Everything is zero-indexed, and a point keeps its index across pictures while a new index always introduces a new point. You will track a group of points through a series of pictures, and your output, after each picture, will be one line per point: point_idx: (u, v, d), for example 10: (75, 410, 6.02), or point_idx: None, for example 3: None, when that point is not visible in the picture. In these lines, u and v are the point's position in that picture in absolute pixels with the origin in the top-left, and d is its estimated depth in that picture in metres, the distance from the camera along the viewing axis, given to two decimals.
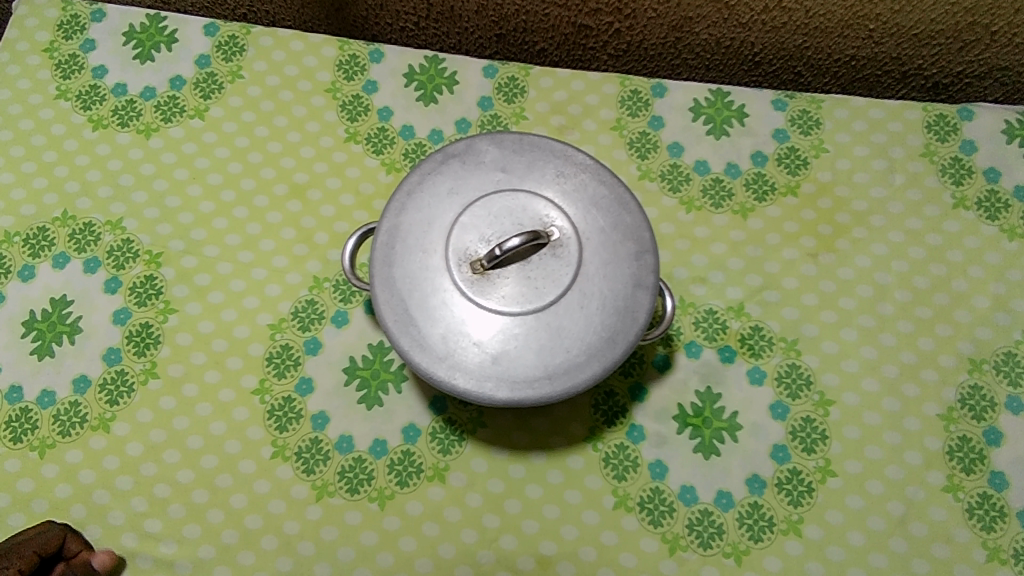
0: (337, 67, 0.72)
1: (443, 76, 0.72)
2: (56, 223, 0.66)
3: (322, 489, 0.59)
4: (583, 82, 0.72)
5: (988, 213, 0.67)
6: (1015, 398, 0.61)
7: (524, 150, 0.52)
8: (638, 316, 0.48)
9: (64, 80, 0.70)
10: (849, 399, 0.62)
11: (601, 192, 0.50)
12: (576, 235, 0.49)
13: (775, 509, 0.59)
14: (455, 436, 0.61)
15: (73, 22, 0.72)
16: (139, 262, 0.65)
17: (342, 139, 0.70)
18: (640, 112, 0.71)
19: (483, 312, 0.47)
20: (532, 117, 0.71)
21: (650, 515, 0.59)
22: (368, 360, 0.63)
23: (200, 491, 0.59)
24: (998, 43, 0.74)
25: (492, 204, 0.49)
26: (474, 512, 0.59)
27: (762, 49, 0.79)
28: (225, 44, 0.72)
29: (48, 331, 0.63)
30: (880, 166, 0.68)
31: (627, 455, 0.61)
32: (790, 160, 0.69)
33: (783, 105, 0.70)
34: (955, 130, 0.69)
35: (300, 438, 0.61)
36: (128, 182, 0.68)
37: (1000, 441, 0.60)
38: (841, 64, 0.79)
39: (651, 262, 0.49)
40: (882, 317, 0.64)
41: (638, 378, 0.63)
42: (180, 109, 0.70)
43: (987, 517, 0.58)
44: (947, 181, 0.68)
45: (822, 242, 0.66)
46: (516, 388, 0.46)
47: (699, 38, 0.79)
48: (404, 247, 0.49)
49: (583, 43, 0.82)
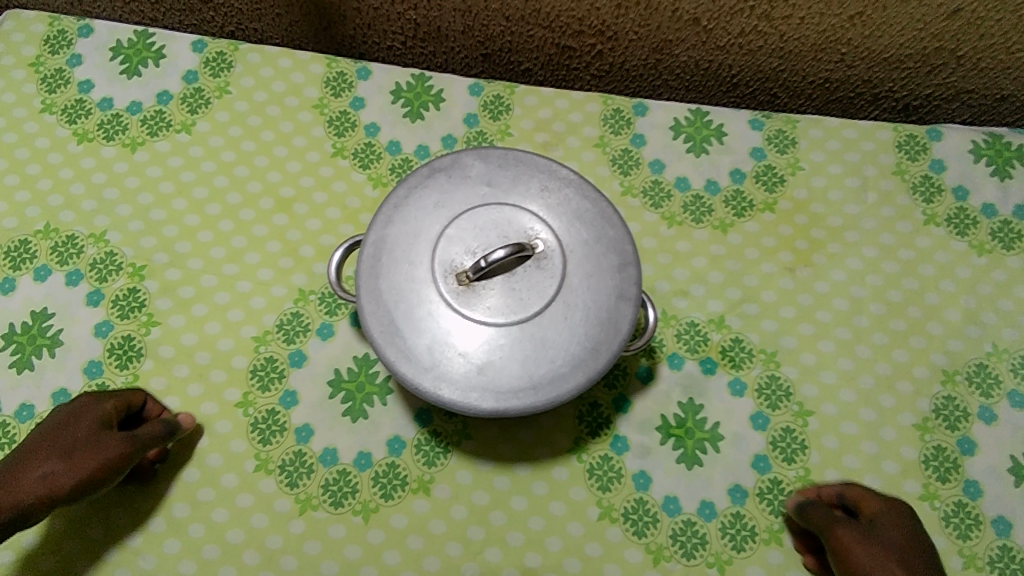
0: (325, 84, 0.73)
1: (429, 93, 0.73)
2: (38, 236, 0.66)
3: (305, 502, 0.59)
4: (567, 101, 0.74)
5: (958, 229, 0.69)
6: (988, 408, 0.63)
7: (509, 165, 0.52)
8: (621, 326, 0.49)
9: (50, 95, 0.71)
10: (828, 409, 0.63)
11: (585, 206, 0.52)
12: (560, 247, 0.50)
13: (757, 519, 0.60)
14: (440, 449, 0.61)
15: (59, 37, 0.73)
16: (122, 275, 0.65)
17: (329, 154, 0.71)
18: (623, 130, 0.72)
19: (469, 323, 0.48)
20: (517, 134, 0.72)
21: (634, 526, 0.59)
22: (353, 373, 0.63)
23: (181, 504, 0.58)
24: (964, 67, 0.77)
25: (478, 217, 0.50)
26: (458, 524, 0.59)
27: (739, 71, 0.81)
28: (213, 60, 0.73)
29: (28, 344, 0.62)
30: (853, 184, 0.71)
31: (611, 466, 0.61)
32: (768, 177, 0.71)
33: (760, 125, 0.72)
34: (925, 149, 0.71)
35: (283, 451, 0.60)
36: (112, 196, 0.68)
37: (973, 450, 0.62)
38: (816, 86, 0.82)
39: (633, 274, 0.50)
40: (858, 329, 0.66)
41: (621, 390, 0.63)
42: (166, 124, 0.71)
43: (963, 525, 0.59)
44: (918, 199, 0.70)
45: (799, 256, 0.68)
46: (500, 399, 0.47)
47: (678, 60, 0.81)
48: (390, 259, 0.50)
49: (566, 63, 0.83)
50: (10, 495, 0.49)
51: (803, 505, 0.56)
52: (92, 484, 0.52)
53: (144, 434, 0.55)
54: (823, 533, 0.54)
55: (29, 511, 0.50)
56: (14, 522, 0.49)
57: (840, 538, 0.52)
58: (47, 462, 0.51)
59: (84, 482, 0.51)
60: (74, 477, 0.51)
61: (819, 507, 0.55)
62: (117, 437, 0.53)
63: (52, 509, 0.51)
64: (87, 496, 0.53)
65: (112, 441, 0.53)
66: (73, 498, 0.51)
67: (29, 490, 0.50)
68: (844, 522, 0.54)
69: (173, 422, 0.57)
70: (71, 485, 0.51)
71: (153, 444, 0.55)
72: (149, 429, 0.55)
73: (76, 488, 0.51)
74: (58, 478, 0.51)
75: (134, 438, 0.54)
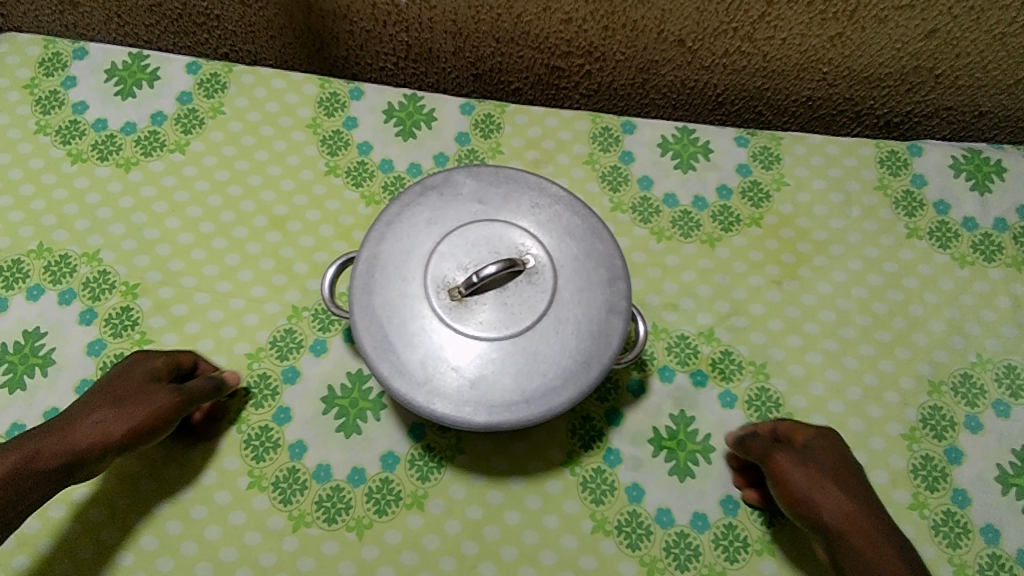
0: (318, 104, 0.74)
1: (421, 112, 0.74)
2: (30, 256, 0.66)
3: (298, 519, 0.59)
4: (556, 119, 0.75)
5: (940, 242, 0.70)
6: (974, 418, 0.64)
7: (500, 183, 0.53)
8: (612, 340, 0.50)
9: (44, 116, 0.71)
10: (817, 420, 0.64)
11: (575, 222, 0.52)
12: (551, 263, 0.51)
13: (749, 529, 0.60)
14: (433, 464, 0.62)
15: (54, 60, 0.73)
16: (115, 294, 0.66)
17: (322, 172, 0.72)
18: (611, 147, 0.74)
19: (462, 338, 0.48)
20: (508, 151, 0.74)
21: (627, 538, 0.59)
22: (347, 389, 0.64)
23: (174, 522, 0.58)
24: (942, 85, 0.79)
25: (469, 234, 0.51)
26: (452, 539, 0.59)
27: (725, 90, 0.83)
28: (207, 81, 0.74)
29: (20, 363, 0.63)
30: (837, 199, 0.72)
31: (604, 479, 0.61)
32: (754, 193, 0.72)
33: (745, 142, 0.74)
34: (906, 165, 0.73)
35: (277, 467, 0.60)
36: (106, 215, 0.69)
37: (961, 459, 0.62)
38: (799, 104, 0.84)
39: (623, 288, 0.51)
40: (844, 341, 0.67)
41: (613, 403, 0.64)
42: (160, 144, 0.71)
43: (952, 533, 0.60)
44: (900, 213, 0.71)
45: (785, 270, 0.69)
46: (493, 412, 0.47)
47: (665, 79, 0.83)
48: (383, 275, 0.50)
49: (556, 83, 0.85)
50: (66, 440, 0.51)
51: (744, 439, 0.58)
52: (143, 433, 0.53)
53: (191, 387, 0.56)
54: (762, 461, 0.55)
55: (85, 458, 0.51)
56: (71, 468, 0.51)
57: (778, 464, 0.54)
58: (100, 410, 0.53)
59: (135, 431, 0.53)
60: (125, 425, 0.53)
61: (759, 437, 0.57)
62: (165, 389, 0.55)
63: (106, 457, 0.52)
64: (138, 447, 0.54)
65: (160, 392, 0.55)
66: (125, 447, 0.53)
67: (85, 435, 0.52)
68: (782, 449, 0.55)
69: (221, 378, 0.59)
70: (123, 432, 0.52)
71: (201, 398, 0.57)
72: (196, 384, 0.57)
73: (128, 436, 0.53)
74: (110, 426, 0.52)
75: (181, 391, 0.56)
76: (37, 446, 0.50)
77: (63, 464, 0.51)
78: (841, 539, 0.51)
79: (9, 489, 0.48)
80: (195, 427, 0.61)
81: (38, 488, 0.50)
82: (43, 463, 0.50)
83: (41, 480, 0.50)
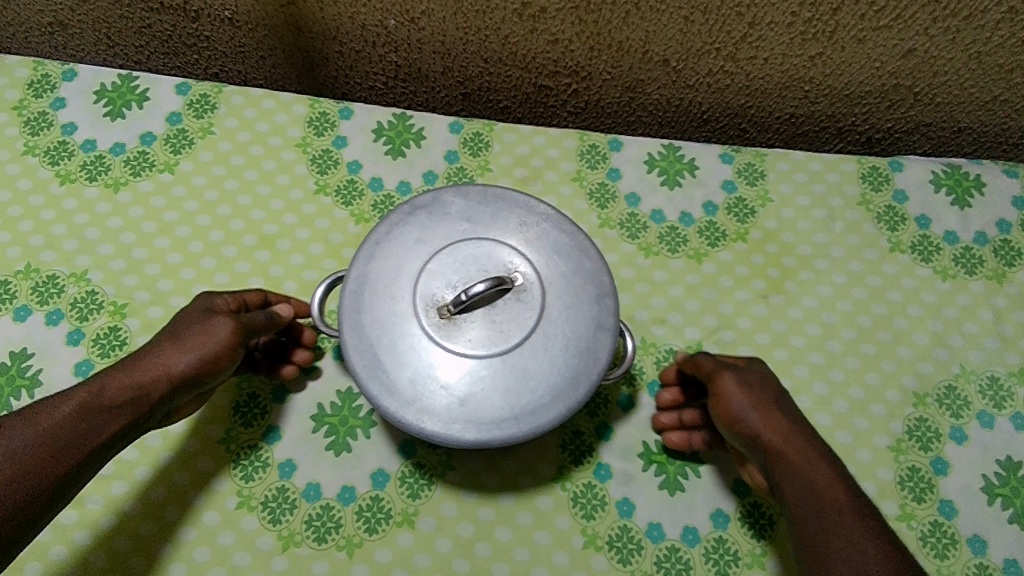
0: (308, 124, 0.75)
1: (410, 131, 0.75)
2: (18, 277, 0.66)
3: (288, 539, 0.59)
4: (544, 137, 0.76)
5: (922, 256, 0.72)
6: (959, 429, 0.65)
7: (488, 201, 0.54)
8: (600, 356, 0.50)
9: (33, 137, 0.72)
10: None
11: (563, 240, 0.53)
12: (539, 280, 0.51)
13: (739, 543, 0.60)
14: (424, 481, 0.61)
15: (43, 81, 0.74)
16: (103, 314, 0.65)
17: (312, 191, 0.72)
18: (599, 165, 0.75)
19: (452, 356, 0.49)
20: (496, 169, 0.74)
21: (619, 554, 0.60)
22: (337, 407, 0.64)
23: (163, 545, 0.58)
24: (921, 102, 0.81)
25: (458, 252, 0.52)
26: (444, 556, 0.59)
27: (709, 107, 0.84)
28: (197, 102, 0.74)
29: (7, 385, 0.62)
30: (821, 214, 0.73)
31: (595, 494, 0.62)
32: (739, 209, 0.73)
33: (730, 158, 0.75)
34: (888, 181, 0.74)
35: (266, 487, 0.60)
36: (94, 235, 0.69)
37: (947, 470, 0.63)
38: (782, 121, 0.86)
39: (611, 304, 0.52)
40: (830, 354, 0.67)
41: (603, 418, 0.64)
42: (149, 163, 0.72)
43: (939, 544, 0.60)
44: (883, 227, 0.73)
45: (771, 284, 0.70)
46: (482, 430, 0.48)
47: (651, 98, 0.84)
48: (372, 294, 0.51)
49: (544, 101, 0.86)
50: (131, 375, 0.49)
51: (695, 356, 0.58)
52: (206, 364, 0.52)
53: (248, 317, 0.55)
54: (708, 378, 0.56)
55: (151, 390, 0.49)
56: (139, 403, 0.49)
57: (723, 383, 0.54)
58: (160, 346, 0.51)
59: (199, 363, 0.51)
60: (188, 355, 0.51)
61: (708, 355, 0.57)
62: (225, 318, 0.53)
63: (171, 392, 0.51)
64: (203, 382, 0.52)
65: (219, 320, 0.53)
66: (190, 381, 0.51)
67: (148, 370, 0.50)
68: (728, 367, 0.55)
69: (273, 311, 0.58)
70: (187, 364, 0.51)
71: (257, 328, 0.56)
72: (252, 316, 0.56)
73: (192, 367, 0.51)
74: (173, 357, 0.51)
75: (239, 319, 0.54)
76: (103, 381, 0.48)
77: (130, 399, 0.49)
78: (781, 458, 0.51)
79: (78, 426, 0.46)
80: (276, 351, 0.64)
81: (109, 424, 0.47)
82: (109, 398, 0.48)
83: (110, 416, 0.47)
